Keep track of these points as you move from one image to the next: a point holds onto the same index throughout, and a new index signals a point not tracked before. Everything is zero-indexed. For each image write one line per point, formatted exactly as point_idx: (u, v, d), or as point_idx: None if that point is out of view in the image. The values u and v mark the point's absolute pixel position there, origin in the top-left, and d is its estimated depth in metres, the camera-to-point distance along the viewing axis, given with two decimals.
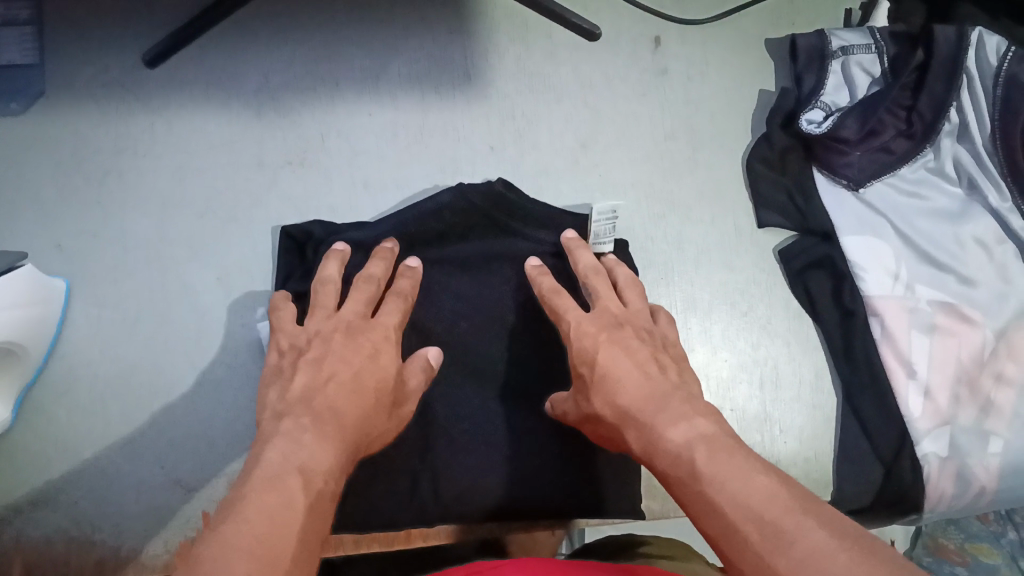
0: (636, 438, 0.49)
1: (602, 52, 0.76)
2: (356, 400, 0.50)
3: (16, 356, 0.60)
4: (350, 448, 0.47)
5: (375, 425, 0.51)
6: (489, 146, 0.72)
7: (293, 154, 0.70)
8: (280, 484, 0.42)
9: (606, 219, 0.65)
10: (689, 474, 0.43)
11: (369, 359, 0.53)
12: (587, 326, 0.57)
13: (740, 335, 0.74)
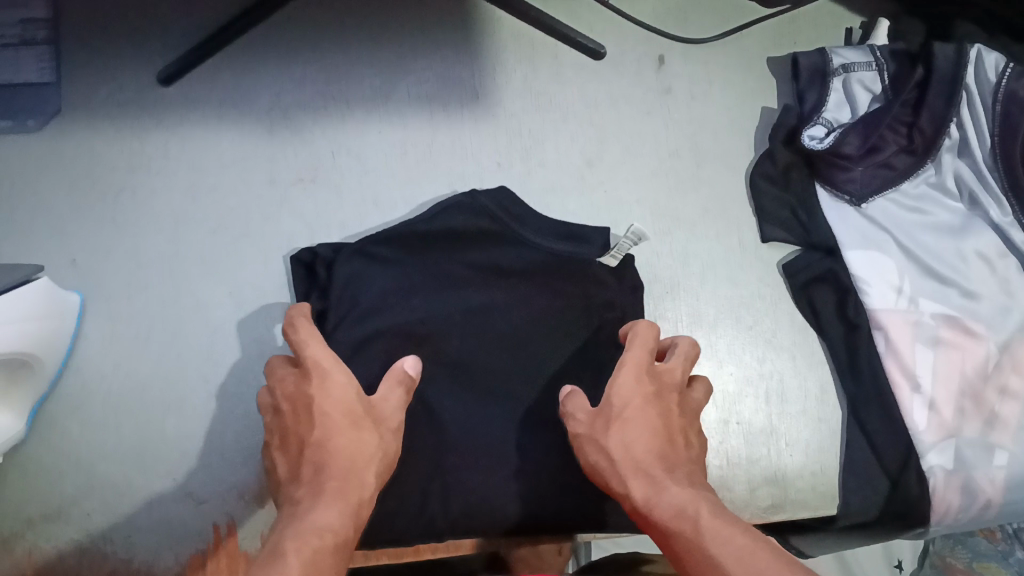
0: (640, 490, 0.49)
1: (607, 71, 0.77)
2: (331, 446, 0.50)
3: (30, 369, 0.61)
4: (342, 491, 0.47)
5: (363, 455, 0.50)
6: (496, 164, 0.73)
7: (304, 172, 0.71)
8: (293, 533, 0.43)
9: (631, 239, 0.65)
10: (692, 531, 0.44)
11: (327, 399, 0.52)
12: (633, 371, 0.56)
13: (746, 349, 0.74)
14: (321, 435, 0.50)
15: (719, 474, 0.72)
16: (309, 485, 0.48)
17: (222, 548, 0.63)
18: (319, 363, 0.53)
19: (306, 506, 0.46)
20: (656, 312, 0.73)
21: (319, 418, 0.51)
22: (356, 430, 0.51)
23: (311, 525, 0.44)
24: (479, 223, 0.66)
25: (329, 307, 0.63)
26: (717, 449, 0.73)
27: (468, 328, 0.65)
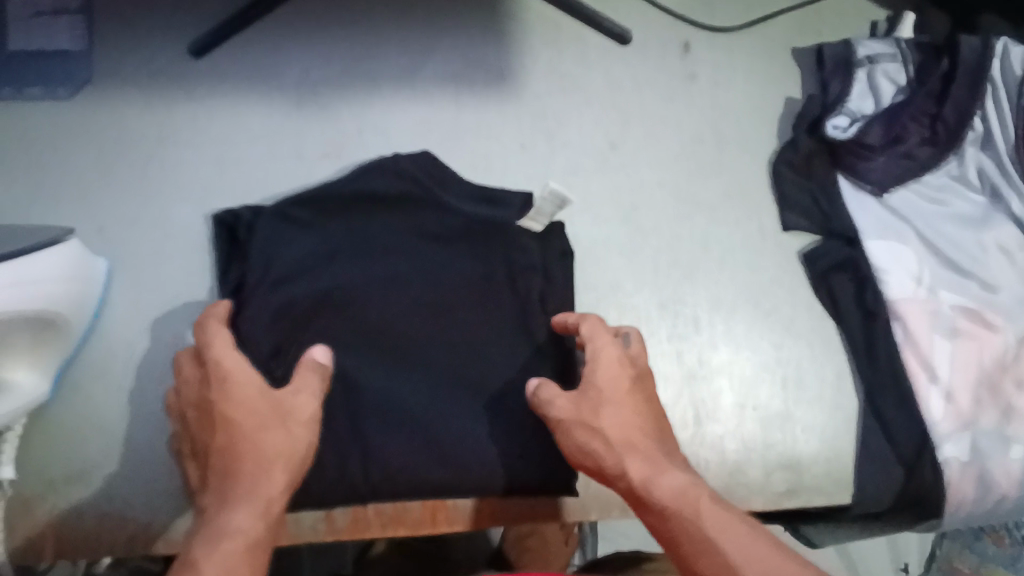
0: (637, 471, 0.53)
1: (633, 57, 0.77)
2: (242, 446, 0.51)
3: (60, 329, 0.61)
4: (250, 494, 0.49)
5: (271, 452, 0.51)
6: (520, 145, 0.74)
7: (330, 148, 0.72)
8: (205, 547, 0.45)
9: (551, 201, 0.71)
10: (695, 513, 0.49)
11: (229, 403, 0.53)
12: (618, 358, 0.59)
13: (764, 336, 0.75)
14: (229, 441, 0.52)
15: (734, 458, 0.72)
16: (219, 491, 0.50)
17: None
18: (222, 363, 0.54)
19: (217, 515, 0.48)
20: (676, 296, 0.73)
21: (234, 422, 0.52)
22: (269, 426, 0.52)
23: (218, 535, 0.46)
24: (403, 186, 0.68)
25: (249, 269, 0.63)
26: (733, 433, 0.72)
27: (394, 299, 0.66)
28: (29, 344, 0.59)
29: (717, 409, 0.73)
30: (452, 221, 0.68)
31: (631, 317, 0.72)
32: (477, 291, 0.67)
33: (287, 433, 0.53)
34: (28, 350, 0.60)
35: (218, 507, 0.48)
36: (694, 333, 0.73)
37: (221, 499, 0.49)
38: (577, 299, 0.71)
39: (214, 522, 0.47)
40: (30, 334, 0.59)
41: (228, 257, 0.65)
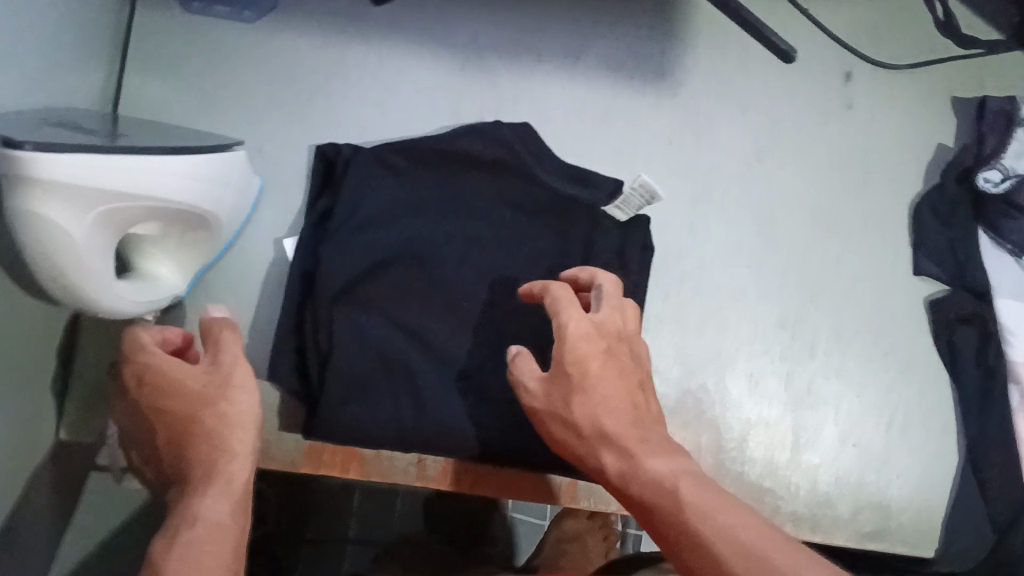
0: (615, 464, 0.49)
1: (795, 76, 0.77)
2: (196, 427, 0.49)
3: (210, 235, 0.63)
4: (210, 477, 0.47)
5: (199, 419, 0.49)
6: (667, 141, 0.74)
7: (486, 113, 0.73)
8: (163, 547, 0.43)
9: (640, 194, 0.72)
10: (676, 506, 0.44)
11: (162, 390, 0.50)
12: (588, 328, 0.53)
13: (876, 374, 0.74)
14: (180, 427, 0.49)
15: (826, 491, 0.72)
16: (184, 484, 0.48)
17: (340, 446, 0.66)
18: (135, 357, 0.52)
19: (176, 510, 0.46)
20: (797, 319, 0.74)
21: (178, 413, 0.50)
22: (204, 403, 0.50)
23: (185, 522, 0.44)
24: (497, 153, 0.70)
25: (339, 203, 0.67)
26: (829, 465, 0.72)
27: (465, 256, 0.68)
28: (177, 239, 0.61)
29: (817, 439, 0.73)
30: (537, 191, 0.71)
31: (749, 330, 0.73)
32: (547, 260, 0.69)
33: (231, 401, 0.50)
34: (176, 244, 0.62)
35: (179, 503, 0.46)
36: (809, 358, 0.74)
37: (184, 494, 0.47)
38: (697, 303, 0.73)
39: (183, 509, 0.45)
40: (182, 231, 0.61)
41: (320, 189, 0.69)
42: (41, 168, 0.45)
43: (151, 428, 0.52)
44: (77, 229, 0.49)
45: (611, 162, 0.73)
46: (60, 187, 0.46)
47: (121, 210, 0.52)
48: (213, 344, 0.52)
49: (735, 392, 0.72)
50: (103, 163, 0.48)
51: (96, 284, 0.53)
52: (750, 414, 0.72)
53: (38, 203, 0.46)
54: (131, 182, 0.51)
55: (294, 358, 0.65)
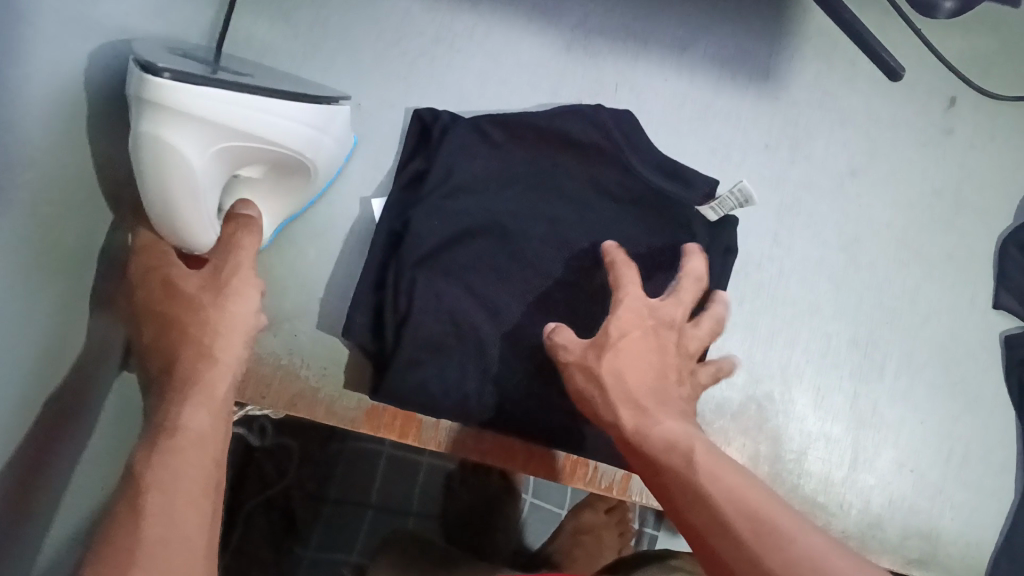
0: (629, 418, 0.52)
1: (899, 96, 0.76)
2: (186, 333, 0.49)
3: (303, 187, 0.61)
4: (193, 383, 0.47)
5: (196, 330, 0.49)
6: (764, 144, 0.74)
7: (586, 94, 0.74)
8: (144, 458, 0.43)
9: (734, 197, 0.65)
10: (686, 462, 0.48)
11: (165, 300, 0.51)
12: (639, 307, 0.58)
13: (942, 402, 0.74)
14: (171, 334, 0.50)
15: (878, 512, 0.71)
16: (163, 389, 0.48)
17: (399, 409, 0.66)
18: (151, 264, 0.52)
19: (157, 414, 0.46)
20: (870, 338, 0.73)
21: (169, 318, 0.50)
22: (196, 309, 0.50)
23: (165, 432, 0.44)
24: (595, 136, 0.69)
25: (432, 168, 0.67)
26: (884, 488, 0.72)
27: (549, 238, 0.67)
28: (275, 184, 0.59)
29: (876, 461, 0.72)
30: (628, 182, 0.69)
31: (821, 343, 0.73)
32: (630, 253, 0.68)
33: (225, 312, 0.51)
34: (272, 189, 0.60)
35: (158, 407, 0.46)
36: (878, 380, 0.73)
37: (163, 396, 0.47)
38: (772, 310, 0.72)
39: (165, 415, 0.45)
40: (282, 177, 0.59)
41: (414, 153, 0.69)
42: (174, 94, 0.43)
43: (140, 332, 0.52)
44: (196, 161, 0.47)
45: (704, 158, 0.73)
46: (191, 117, 0.44)
47: (238, 148, 0.49)
48: (222, 254, 0.53)
49: (799, 405, 0.72)
50: (234, 98, 0.46)
51: (202, 221, 0.50)
52: (812, 428, 0.71)
53: (165, 130, 0.44)
54: (256, 121, 0.48)
55: (371, 318, 0.65)
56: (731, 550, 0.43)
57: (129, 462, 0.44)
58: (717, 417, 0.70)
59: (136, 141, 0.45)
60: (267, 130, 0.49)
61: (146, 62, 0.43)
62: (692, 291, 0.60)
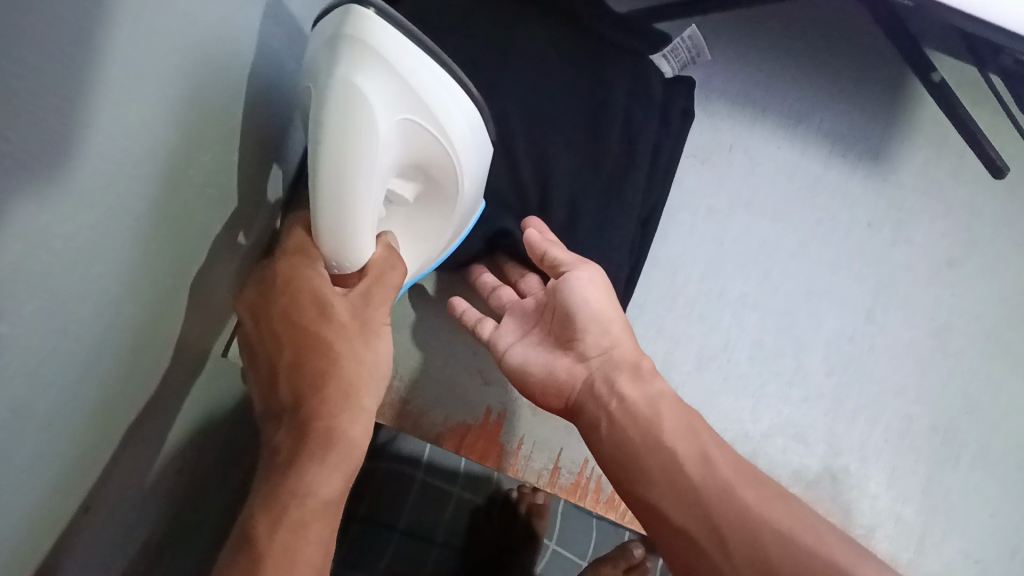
0: (631, 351, 0.55)
1: (1002, 193, 0.79)
2: (332, 365, 0.45)
3: (443, 215, 0.55)
4: (329, 439, 0.43)
5: (346, 373, 0.45)
6: (867, 223, 0.77)
7: (699, 151, 0.77)
8: (267, 527, 0.41)
9: (688, 47, 0.76)
10: (690, 417, 0.50)
11: (316, 315, 0.46)
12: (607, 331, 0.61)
13: (1013, 501, 0.73)
14: (313, 362, 0.45)
15: None
16: (295, 428, 0.44)
17: (485, 429, 0.72)
18: (298, 266, 0.48)
19: (289, 468, 0.43)
20: (951, 424, 0.74)
21: (315, 342, 0.45)
22: (348, 339, 0.46)
23: (296, 498, 0.42)
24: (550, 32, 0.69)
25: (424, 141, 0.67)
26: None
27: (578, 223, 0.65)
28: (421, 214, 0.56)
29: (939, 545, 0.71)
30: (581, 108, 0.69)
31: (901, 425, 0.73)
32: (616, 210, 0.67)
33: (372, 347, 0.47)
34: (413, 218, 0.56)
35: (290, 457, 0.43)
36: (951, 467, 0.73)
37: (294, 440, 0.43)
38: (859, 381, 0.74)
39: (295, 477, 0.42)
40: (431, 203, 0.55)
41: None
42: (373, 26, 0.43)
43: (273, 341, 0.46)
44: (381, 126, 0.45)
45: (807, 226, 0.77)
46: (385, 57, 0.44)
47: (414, 134, 0.48)
48: (375, 277, 0.50)
49: (874, 482, 0.72)
50: (409, 47, 0.45)
51: (366, 209, 0.47)
52: (884, 508, 0.71)
53: (356, 70, 0.43)
54: (431, 95, 0.47)
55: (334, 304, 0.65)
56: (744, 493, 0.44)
57: (246, 524, 0.41)
58: (793, 484, 0.70)
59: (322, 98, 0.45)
60: (447, 116, 0.48)
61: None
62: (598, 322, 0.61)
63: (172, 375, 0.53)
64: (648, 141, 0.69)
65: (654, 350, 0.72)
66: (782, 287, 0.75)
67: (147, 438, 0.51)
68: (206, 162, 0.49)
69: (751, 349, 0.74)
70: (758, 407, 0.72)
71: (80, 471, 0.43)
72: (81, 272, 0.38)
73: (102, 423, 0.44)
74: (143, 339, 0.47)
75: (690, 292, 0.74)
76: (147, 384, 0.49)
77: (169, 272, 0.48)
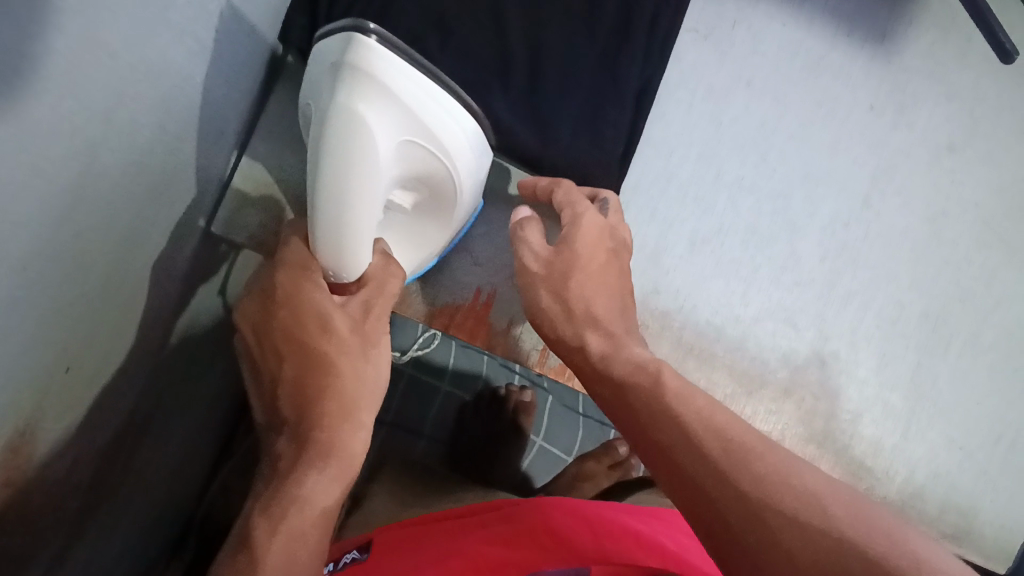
0: (579, 334, 0.50)
1: (1008, 77, 0.77)
2: (330, 380, 0.45)
3: (440, 212, 0.55)
4: (330, 448, 0.44)
5: (348, 388, 0.45)
6: (869, 105, 0.75)
7: (701, 27, 0.75)
8: (266, 532, 0.41)
9: None
10: (653, 379, 0.43)
11: (319, 328, 0.46)
12: (596, 236, 0.56)
13: (1001, 388, 0.73)
14: (314, 374, 0.46)
15: (922, 483, 0.71)
16: (299, 441, 0.44)
17: (473, 309, 0.71)
18: (300, 280, 0.47)
19: (289, 477, 0.43)
20: (942, 312, 0.73)
21: (317, 357, 0.46)
22: (348, 353, 0.46)
23: (296, 503, 0.42)
24: None
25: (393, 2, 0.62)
26: (931, 461, 0.71)
27: (568, 84, 0.65)
28: (418, 217, 0.56)
29: (923, 432, 0.71)
30: None
31: (892, 311, 0.73)
32: (610, 81, 0.66)
33: (376, 361, 0.47)
34: (409, 223, 0.57)
35: (293, 467, 0.43)
36: (940, 355, 0.73)
37: (297, 452, 0.44)
38: (852, 267, 0.73)
39: (293, 485, 0.42)
40: (430, 210, 0.55)
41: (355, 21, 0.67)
42: (376, 57, 0.43)
43: (277, 353, 0.48)
44: (383, 155, 0.45)
45: (807, 108, 0.75)
46: (387, 85, 0.43)
47: (411, 153, 0.48)
48: (374, 290, 0.49)
49: (862, 367, 0.72)
50: (412, 73, 0.45)
51: (368, 234, 0.47)
52: (872, 393, 0.72)
53: (361, 104, 0.43)
54: (432, 117, 0.47)
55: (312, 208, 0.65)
56: (689, 462, 0.37)
57: (247, 526, 0.42)
58: (780, 368, 0.71)
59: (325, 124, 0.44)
60: (446, 132, 0.48)
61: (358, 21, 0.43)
62: (595, 228, 0.56)
63: (145, 240, 0.52)
64: (647, 7, 0.67)
65: (646, 234, 0.71)
66: (779, 170, 0.74)
67: (114, 300, 0.50)
68: (175, 13, 0.48)
69: (744, 233, 0.73)
70: (748, 292, 0.72)
71: (41, 332, 0.42)
72: (26, 121, 0.36)
73: (73, 285, 0.45)
74: (110, 200, 0.46)
75: (685, 174, 0.73)
76: (116, 245, 0.48)
77: (144, 130, 0.47)
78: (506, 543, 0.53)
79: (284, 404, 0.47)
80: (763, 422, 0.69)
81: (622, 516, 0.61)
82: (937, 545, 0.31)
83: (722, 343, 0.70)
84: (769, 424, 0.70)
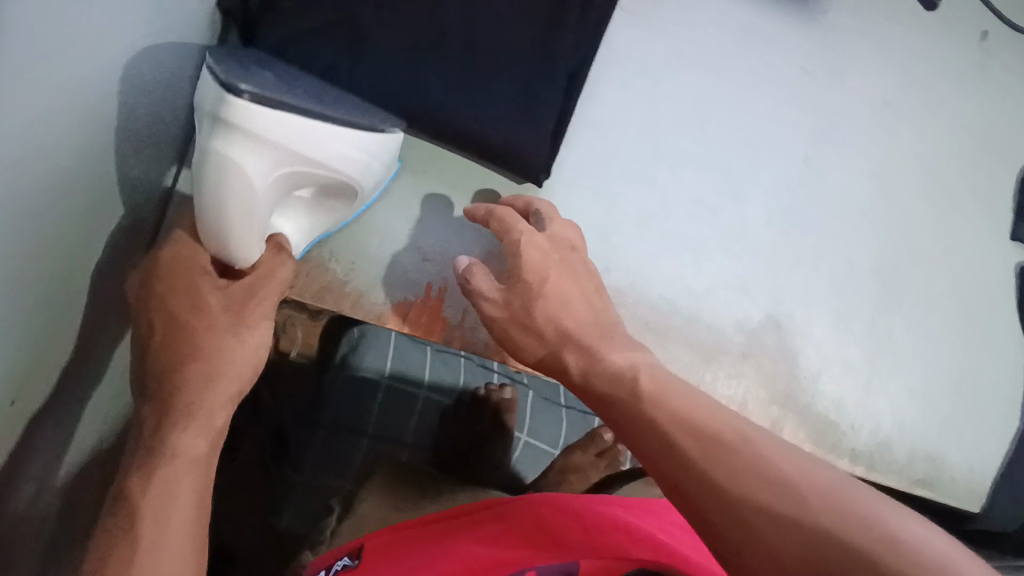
0: (552, 350, 0.53)
1: (933, 27, 0.78)
2: (195, 351, 0.49)
3: (345, 200, 0.58)
4: (191, 411, 0.47)
5: (220, 367, 0.50)
6: (800, 66, 0.76)
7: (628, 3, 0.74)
8: (140, 485, 0.44)
9: None
10: (632, 394, 0.45)
11: (191, 303, 0.50)
12: (544, 248, 0.58)
13: (953, 332, 0.75)
14: (181, 348, 0.49)
15: (888, 435, 0.72)
16: (160, 403, 0.47)
17: (427, 304, 0.70)
18: (184, 260, 0.51)
19: (159, 429, 0.46)
20: (891, 266, 0.74)
21: (186, 331, 0.49)
22: (216, 333, 0.50)
23: (167, 457, 0.45)
24: None
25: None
26: (895, 414, 0.72)
27: (499, 69, 0.65)
28: (324, 201, 0.59)
29: (886, 385, 0.73)
30: None
31: (843, 269, 0.74)
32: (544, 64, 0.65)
33: (242, 340, 0.52)
34: (313, 208, 0.59)
35: (156, 428, 0.46)
36: (896, 309, 0.74)
37: (160, 414, 0.47)
38: (803, 230, 0.73)
39: (165, 437, 0.46)
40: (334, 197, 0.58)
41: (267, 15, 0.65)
42: (250, 119, 0.44)
43: (148, 324, 0.50)
44: (259, 187, 0.48)
45: (743, 75, 0.75)
46: (260, 139, 0.45)
47: (299, 175, 0.51)
48: (258, 278, 0.53)
49: (816, 327, 0.72)
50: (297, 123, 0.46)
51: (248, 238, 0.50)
52: (829, 351, 0.72)
53: (231, 151, 0.45)
54: (317, 151, 0.49)
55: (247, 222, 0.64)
56: (677, 470, 0.39)
57: (121, 479, 0.45)
58: (736, 334, 0.71)
59: (202, 154, 0.46)
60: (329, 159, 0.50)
61: (225, 79, 0.44)
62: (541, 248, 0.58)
63: (74, 265, 0.51)
64: None
65: (592, 214, 0.71)
66: (719, 140, 0.74)
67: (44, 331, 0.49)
68: None
69: (689, 206, 0.73)
70: (699, 263, 0.72)
71: None
72: None
73: (5, 313, 0.43)
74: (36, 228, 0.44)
75: (625, 151, 0.72)
76: (42, 273, 0.47)
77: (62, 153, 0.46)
78: (494, 544, 0.53)
79: (145, 376, 0.49)
80: (724, 388, 0.69)
81: (611, 510, 0.61)
82: (916, 515, 0.34)
83: (678, 316, 0.70)
84: (730, 389, 0.70)
